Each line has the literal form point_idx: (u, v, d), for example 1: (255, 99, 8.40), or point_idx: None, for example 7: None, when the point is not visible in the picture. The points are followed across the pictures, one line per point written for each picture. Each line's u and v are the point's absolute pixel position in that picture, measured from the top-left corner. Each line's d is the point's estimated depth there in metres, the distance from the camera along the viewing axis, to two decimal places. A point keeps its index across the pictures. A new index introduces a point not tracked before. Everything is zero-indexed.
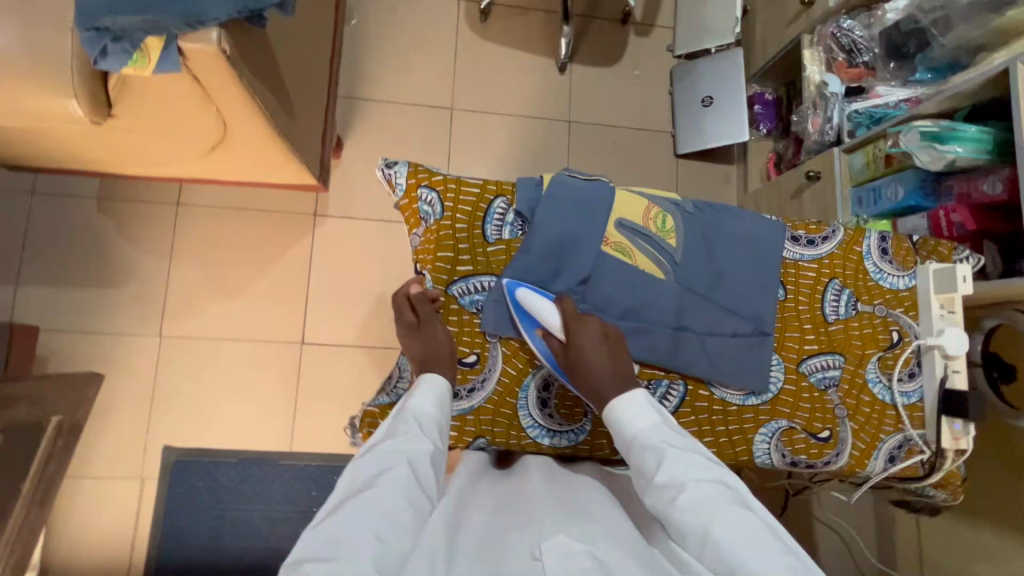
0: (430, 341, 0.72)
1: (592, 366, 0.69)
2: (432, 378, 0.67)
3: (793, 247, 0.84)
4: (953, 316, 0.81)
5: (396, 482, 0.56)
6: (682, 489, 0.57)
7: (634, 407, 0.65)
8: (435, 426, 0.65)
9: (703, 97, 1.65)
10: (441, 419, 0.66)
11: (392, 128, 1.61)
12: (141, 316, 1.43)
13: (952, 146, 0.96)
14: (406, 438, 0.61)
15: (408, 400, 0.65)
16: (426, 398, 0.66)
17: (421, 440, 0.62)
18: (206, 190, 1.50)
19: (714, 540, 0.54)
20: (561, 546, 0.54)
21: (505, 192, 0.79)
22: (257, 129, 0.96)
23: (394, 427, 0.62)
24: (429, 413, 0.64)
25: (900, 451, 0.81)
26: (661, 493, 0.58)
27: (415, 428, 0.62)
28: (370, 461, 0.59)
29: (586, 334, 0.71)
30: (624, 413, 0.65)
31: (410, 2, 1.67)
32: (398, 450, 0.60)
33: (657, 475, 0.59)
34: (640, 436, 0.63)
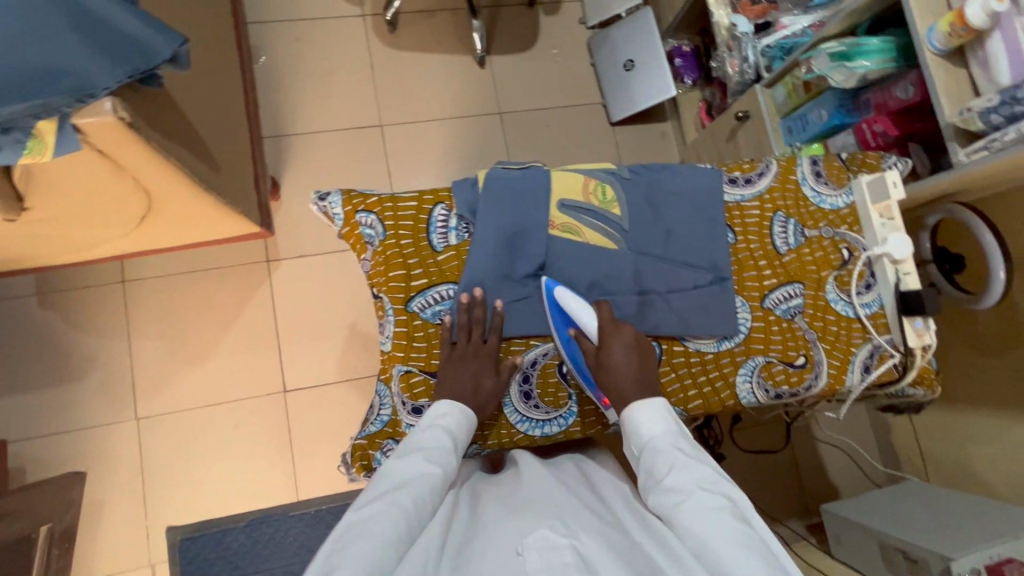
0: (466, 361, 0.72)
1: (618, 369, 0.69)
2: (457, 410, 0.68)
3: (733, 189, 0.85)
4: (893, 222, 0.84)
5: (422, 494, 0.59)
6: (685, 494, 0.58)
7: (651, 413, 0.66)
8: (462, 444, 0.67)
9: (624, 61, 1.67)
10: (468, 437, 0.69)
11: (326, 157, 1.59)
12: (112, 402, 1.38)
13: (860, 62, 0.99)
14: (434, 453, 0.63)
15: (438, 413, 0.67)
16: (456, 414, 0.68)
17: (452, 454, 0.65)
18: (151, 261, 1.45)
19: (709, 550, 0.53)
20: (543, 542, 0.54)
21: (443, 198, 0.78)
22: (181, 190, 0.93)
23: (423, 439, 0.65)
24: (461, 432, 0.67)
25: (873, 360, 0.84)
26: (666, 496, 0.59)
27: (444, 443, 0.65)
28: (398, 468, 0.61)
29: (617, 341, 0.71)
30: (640, 417, 0.65)
31: (315, 27, 1.63)
32: (426, 462, 0.62)
33: (664, 477, 0.60)
34: (654, 441, 0.64)
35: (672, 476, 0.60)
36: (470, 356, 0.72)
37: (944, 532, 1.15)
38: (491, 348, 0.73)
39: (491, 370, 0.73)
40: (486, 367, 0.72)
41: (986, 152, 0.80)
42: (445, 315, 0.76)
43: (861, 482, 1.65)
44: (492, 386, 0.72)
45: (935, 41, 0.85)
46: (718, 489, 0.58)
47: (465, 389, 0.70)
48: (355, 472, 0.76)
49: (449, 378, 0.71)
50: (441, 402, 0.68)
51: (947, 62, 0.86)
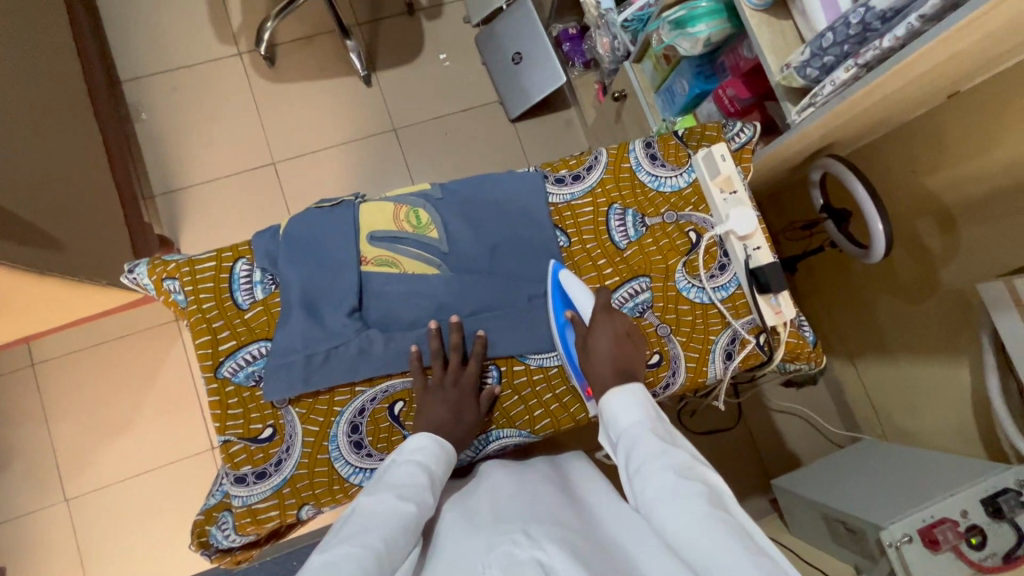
0: (429, 406, 0.68)
1: (601, 354, 0.67)
2: (428, 446, 0.63)
3: (560, 189, 0.80)
4: (737, 196, 0.79)
5: (400, 534, 0.53)
6: (660, 481, 0.54)
7: (626, 400, 0.63)
8: (439, 481, 0.62)
9: (512, 54, 1.61)
10: (440, 473, 0.63)
11: (222, 204, 1.55)
12: (40, 487, 1.37)
13: (697, 28, 0.93)
14: (409, 489, 0.58)
15: (413, 448, 0.63)
16: (432, 449, 0.63)
17: (424, 492, 0.59)
18: (57, 339, 1.43)
19: (687, 540, 0.49)
20: (507, 559, 0.52)
21: (243, 253, 0.75)
22: (8, 278, 0.90)
23: (398, 474, 0.59)
24: (433, 468, 0.62)
25: (735, 345, 0.79)
26: (643, 482, 0.55)
27: (417, 480, 0.59)
28: (369, 506, 0.55)
29: (605, 330, 0.69)
30: (616, 406, 0.63)
31: (191, 74, 1.59)
32: (403, 498, 0.56)
33: (639, 466, 0.57)
34: (630, 429, 0.61)
35: (647, 462, 0.56)
36: (450, 385, 0.71)
37: (885, 496, 1.10)
38: (472, 380, 0.72)
39: (471, 400, 0.71)
40: (466, 398, 0.71)
41: (812, 108, 0.74)
42: (259, 375, 0.72)
43: (824, 447, 1.58)
44: (473, 416, 0.70)
45: None
46: (693, 473, 0.54)
47: (442, 417, 0.67)
48: (200, 553, 0.72)
49: (425, 404, 0.69)
50: (417, 436, 0.64)
51: (770, 16, 0.80)
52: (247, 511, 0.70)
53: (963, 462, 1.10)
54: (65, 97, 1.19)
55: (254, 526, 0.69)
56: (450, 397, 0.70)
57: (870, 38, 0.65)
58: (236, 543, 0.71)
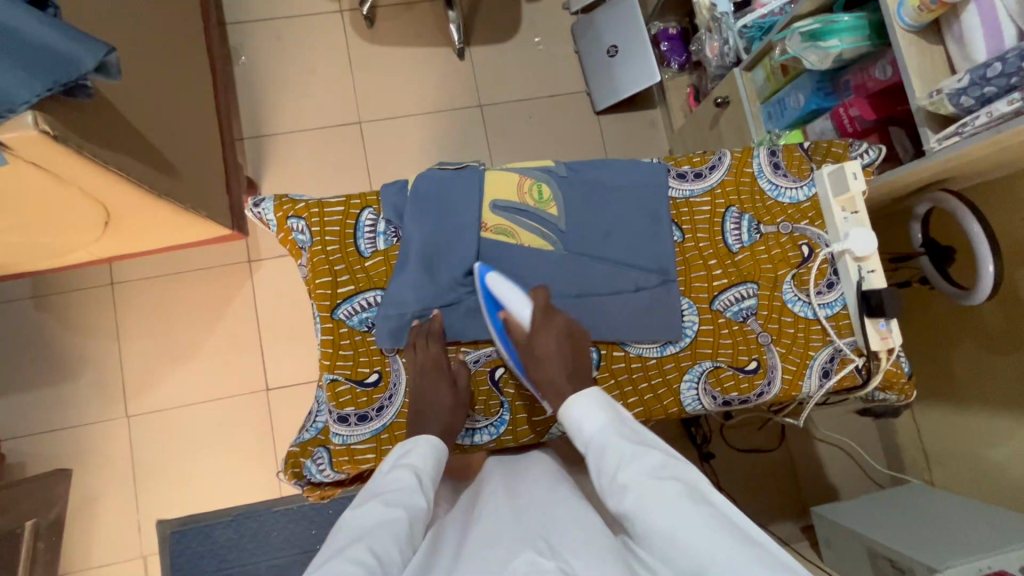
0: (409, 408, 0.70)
1: (551, 360, 0.67)
2: (416, 439, 0.66)
3: (681, 184, 0.81)
4: (858, 216, 0.78)
5: (389, 544, 0.52)
6: (639, 486, 0.53)
7: (588, 405, 0.62)
8: (430, 481, 0.62)
9: (608, 46, 1.60)
10: (430, 473, 0.63)
11: (306, 157, 1.58)
12: (105, 401, 1.43)
13: (832, 41, 0.92)
14: (397, 494, 0.58)
15: (398, 455, 0.64)
16: (418, 450, 0.64)
17: (413, 495, 0.58)
18: (137, 263, 1.48)
19: (677, 544, 0.49)
20: (530, 566, 0.48)
21: (371, 203, 0.77)
22: (129, 196, 0.94)
23: (386, 483, 0.59)
24: (423, 467, 0.62)
25: (833, 364, 0.78)
26: (621, 492, 0.54)
27: (406, 482, 0.59)
28: (358, 519, 0.55)
29: (547, 333, 0.69)
30: (576, 416, 0.62)
31: (292, 25, 1.62)
32: (390, 505, 0.56)
33: (612, 473, 0.56)
34: (595, 433, 0.60)
35: (619, 469, 0.56)
36: (420, 377, 0.70)
37: (939, 542, 1.08)
38: (439, 363, 0.72)
39: (442, 380, 0.71)
40: (436, 383, 0.70)
41: (957, 138, 0.73)
42: (372, 322, 0.74)
43: (862, 484, 1.56)
44: (451, 400, 0.70)
45: (906, 17, 0.77)
46: (668, 471, 0.55)
47: (427, 417, 0.69)
48: (290, 481, 0.75)
49: (413, 408, 0.70)
50: (400, 445, 0.66)
51: (920, 38, 0.79)
52: (345, 450, 0.72)
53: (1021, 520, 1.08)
54: (183, 29, 1.22)
55: (350, 466, 0.72)
56: (424, 391, 0.70)
57: None
58: (328, 478, 0.73)
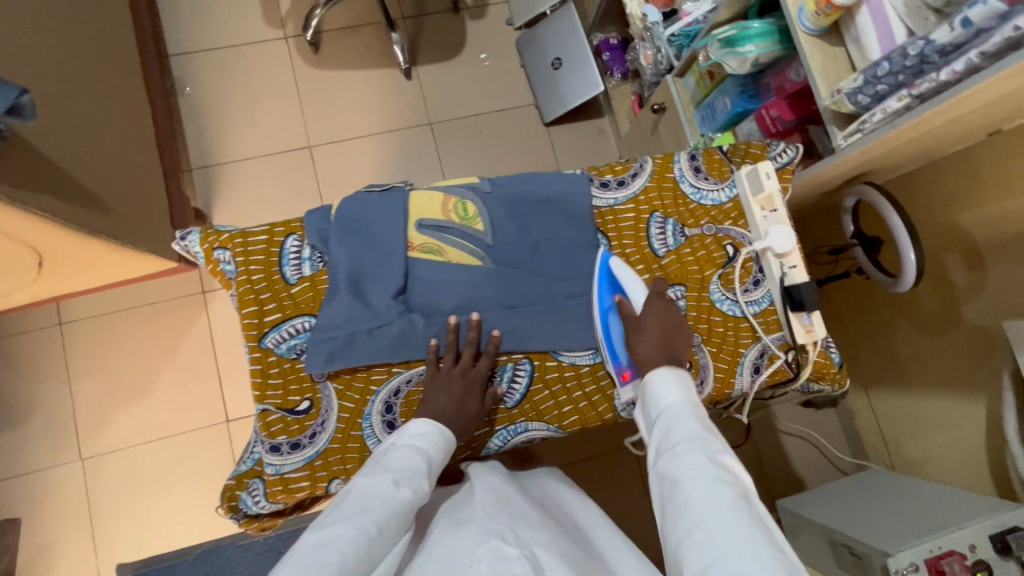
0: (433, 398, 0.70)
1: (655, 340, 0.70)
2: (421, 424, 0.65)
3: (605, 193, 0.82)
4: (777, 214, 0.80)
5: (390, 520, 0.55)
6: (694, 460, 0.56)
7: (675, 383, 0.65)
8: (437, 466, 0.64)
9: (552, 58, 1.64)
10: (437, 459, 0.64)
11: (257, 183, 1.57)
12: (57, 444, 1.40)
13: (747, 47, 0.95)
14: (406, 473, 0.60)
15: (413, 433, 0.65)
16: (431, 433, 0.65)
17: (418, 477, 0.61)
18: (86, 301, 1.45)
19: (709, 519, 0.50)
20: (494, 553, 0.56)
21: (295, 229, 0.77)
22: (57, 236, 0.92)
23: (395, 458, 0.62)
24: (431, 454, 0.64)
25: (763, 360, 0.80)
26: (677, 460, 0.57)
27: (415, 462, 0.62)
28: (367, 486, 0.58)
29: (659, 317, 0.71)
30: (661, 385, 0.65)
31: (236, 53, 1.62)
32: (398, 483, 0.59)
33: (674, 447, 0.59)
34: (671, 408, 0.63)
35: (683, 445, 0.58)
36: (458, 375, 0.71)
37: (895, 525, 1.10)
38: (481, 373, 0.72)
39: (477, 390, 0.72)
40: (471, 390, 0.71)
41: (860, 134, 0.76)
42: (301, 348, 0.74)
43: (829, 473, 1.59)
44: (474, 412, 0.71)
45: (806, 21, 0.80)
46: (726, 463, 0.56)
47: (446, 413, 0.69)
48: (228, 516, 0.73)
49: (429, 394, 0.71)
50: (419, 420, 0.66)
51: (823, 41, 0.82)
52: (279, 480, 0.71)
53: (973, 499, 1.09)
54: (114, 64, 1.21)
55: (284, 495, 0.71)
56: (457, 387, 0.70)
57: (927, 70, 0.66)
58: (264, 510, 0.72)
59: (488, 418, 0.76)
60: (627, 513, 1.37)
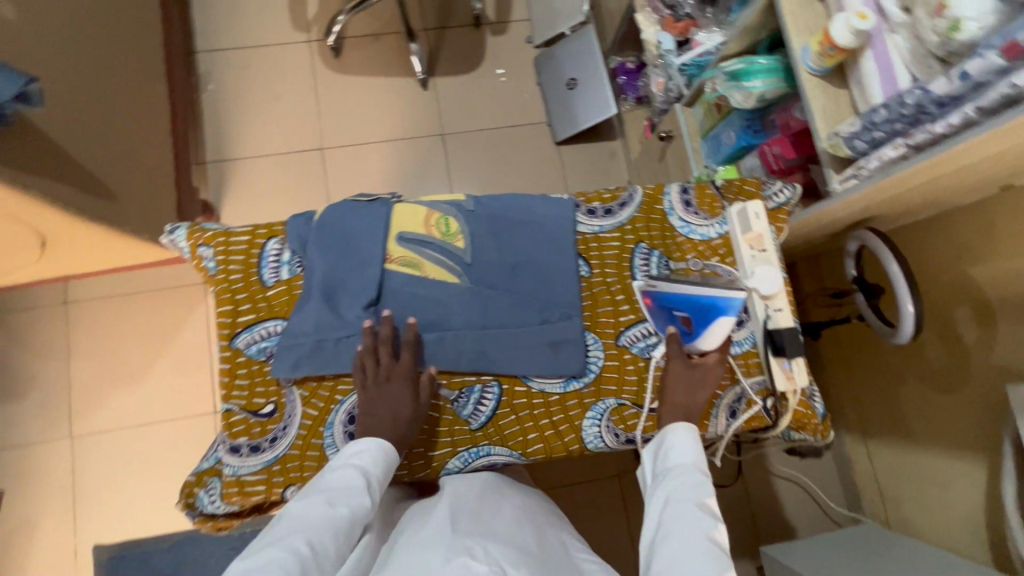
0: (368, 413, 0.69)
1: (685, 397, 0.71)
2: (358, 444, 0.66)
3: (590, 219, 0.82)
4: (765, 254, 0.78)
5: (322, 540, 0.56)
6: (698, 522, 0.58)
7: (692, 440, 0.66)
8: (377, 483, 0.65)
9: (568, 79, 1.65)
10: (379, 475, 0.65)
11: (268, 181, 1.60)
12: (50, 420, 1.43)
13: (752, 82, 0.93)
14: (342, 492, 0.61)
15: (351, 452, 0.65)
16: (371, 451, 0.66)
17: (357, 495, 0.61)
18: (93, 283, 1.49)
19: None
20: (463, 570, 0.57)
21: (277, 232, 0.78)
22: (60, 220, 0.95)
23: (333, 478, 0.62)
24: (371, 471, 0.64)
25: (740, 404, 0.78)
26: (681, 516, 0.59)
27: (352, 481, 0.62)
28: (302, 508, 0.59)
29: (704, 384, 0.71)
30: (680, 440, 0.66)
31: (260, 53, 1.67)
32: (333, 502, 0.60)
33: (673, 507, 0.60)
34: (676, 465, 0.65)
35: (686, 508, 0.60)
36: (385, 381, 0.70)
37: None
38: (405, 371, 0.71)
39: (405, 391, 0.70)
40: (400, 393, 0.70)
41: (855, 180, 0.74)
42: (271, 351, 0.74)
43: (821, 523, 1.53)
44: (411, 411, 0.70)
45: (810, 61, 0.79)
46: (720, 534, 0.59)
47: (382, 421, 0.69)
48: (184, 511, 0.73)
49: (366, 412, 0.70)
50: (356, 440, 0.66)
51: (826, 82, 0.80)
52: (236, 481, 0.71)
53: (966, 568, 1.04)
54: (138, 58, 1.25)
55: (239, 497, 0.71)
56: (387, 395, 0.70)
57: (924, 120, 0.64)
58: (220, 510, 0.72)
59: (450, 437, 0.75)
60: (604, 544, 1.33)
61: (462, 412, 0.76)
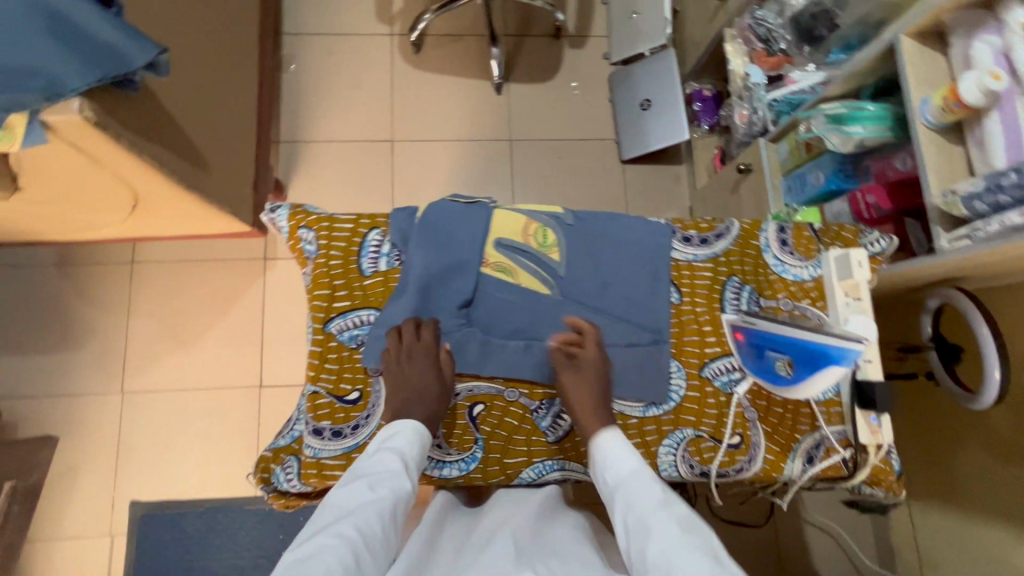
0: (392, 393, 0.70)
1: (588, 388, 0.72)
2: (389, 427, 0.67)
3: (685, 247, 0.81)
4: (861, 303, 0.77)
5: (369, 524, 0.57)
6: (662, 528, 0.57)
7: (619, 449, 0.67)
8: (416, 462, 0.66)
9: (641, 100, 1.64)
10: (416, 455, 0.66)
11: (336, 167, 1.63)
12: (104, 373, 1.47)
13: (855, 127, 0.93)
14: (382, 476, 0.62)
15: (385, 436, 0.67)
16: (406, 433, 0.67)
17: (398, 477, 0.62)
18: (159, 246, 1.53)
19: None
20: None
21: (380, 224, 0.79)
22: (159, 185, 0.98)
23: (370, 464, 0.63)
24: (408, 452, 0.65)
25: (818, 451, 0.77)
26: (641, 533, 0.58)
27: (390, 464, 0.63)
28: (344, 496, 0.60)
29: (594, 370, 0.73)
30: (607, 454, 0.67)
31: (344, 41, 1.70)
32: (374, 486, 0.61)
33: (654, 542, 0.56)
34: (633, 503, 0.61)
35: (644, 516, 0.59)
36: (407, 359, 0.71)
37: None
38: (427, 348, 0.72)
39: (428, 369, 0.71)
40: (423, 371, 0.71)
41: (968, 240, 0.73)
42: (361, 339, 0.76)
43: None
44: (435, 389, 0.71)
45: (928, 114, 0.78)
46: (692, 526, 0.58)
47: (407, 399, 0.70)
48: (257, 484, 0.74)
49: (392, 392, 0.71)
50: (386, 425, 0.68)
51: (942, 137, 0.80)
52: (314, 463, 0.72)
53: None
54: (238, 36, 1.29)
55: (316, 479, 0.71)
56: (410, 375, 0.70)
57: None
58: (294, 489, 0.73)
59: (527, 447, 0.75)
60: None
61: (541, 423, 0.76)
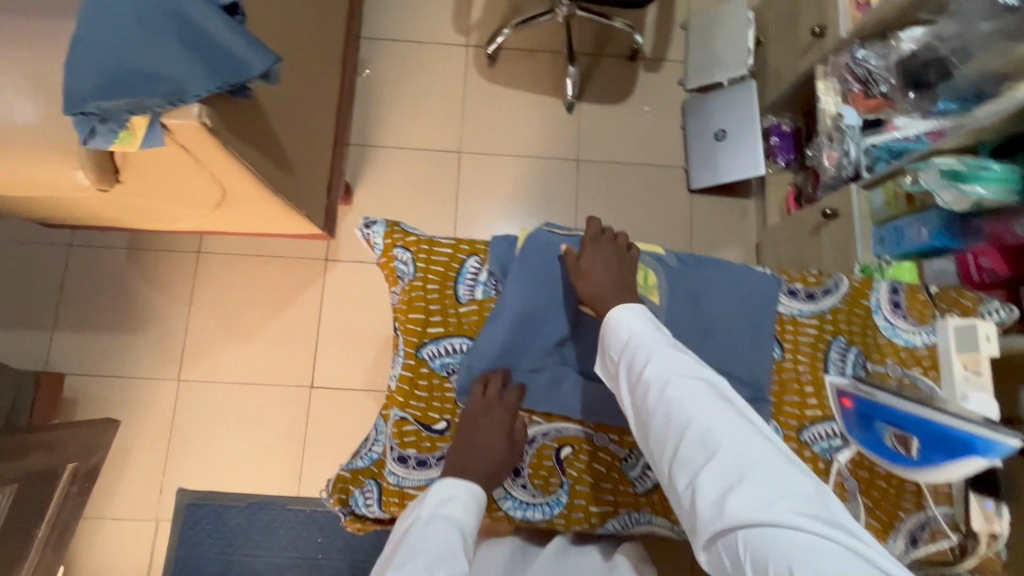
0: (461, 441, 0.69)
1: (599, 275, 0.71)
2: (447, 484, 0.63)
3: (791, 301, 0.78)
4: (979, 378, 0.71)
5: None
6: (684, 385, 0.58)
7: (631, 317, 0.66)
8: (470, 533, 0.61)
9: (715, 130, 1.60)
10: (470, 524, 0.62)
11: (402, 173, 1.64)
12: (162, 359, 1.49)
13: (974, 186, 0.89)
14: (440, 553, 0.57)
15: (437, 502, 0.62)
16: (461, 498, 0.63)
17: (456, 554, 0.57)
18: (225, 238, 1.55)
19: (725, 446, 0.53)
20: None
21: (478, 251, 0.78)
22: (249, 188, 0.99)
23: (425, 538, 0.58)
24: (462, 521, 0.61)
25: (923, 533, 0.73)
26: (667, 389, 0.58)
27: (448, 537, 0.58)
28: None
29: (596, 253, 0.73)
30: (623, 321, 0.65)
31: (419, 49, 1.71)
32: (433, 565, 0.55)
33: (686, 407, 0.56)
34: (656, 374, 0.60)
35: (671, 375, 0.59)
36: (485, 413, 0.70)
37: None
38: (505, 409, 0.71)
39: (501, 431, 0.70)
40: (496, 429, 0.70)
41: None
42: (452, 368, 0.76)
43: None
44: (501, 454, 0.69)
45: None
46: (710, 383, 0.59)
47: (474, 452, 0.68)
48: (332, 503, 0.72)
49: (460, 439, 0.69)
50: (444, 484, 0.64)
51: None
52: (397, 491, 0.71)
53: None
54: (327, 42, 1.31)
55: (398, 508, 0.71)
56: (483, 430, 0.69)
57: None
58: (372, 514, 0.72)
59: (613, 497, 0.75)
60: None
61: (629, 472, 0.75)
